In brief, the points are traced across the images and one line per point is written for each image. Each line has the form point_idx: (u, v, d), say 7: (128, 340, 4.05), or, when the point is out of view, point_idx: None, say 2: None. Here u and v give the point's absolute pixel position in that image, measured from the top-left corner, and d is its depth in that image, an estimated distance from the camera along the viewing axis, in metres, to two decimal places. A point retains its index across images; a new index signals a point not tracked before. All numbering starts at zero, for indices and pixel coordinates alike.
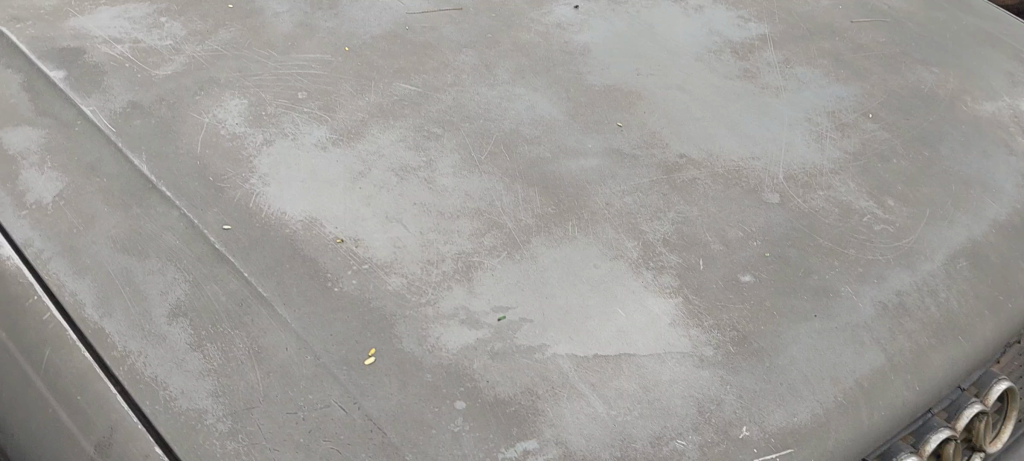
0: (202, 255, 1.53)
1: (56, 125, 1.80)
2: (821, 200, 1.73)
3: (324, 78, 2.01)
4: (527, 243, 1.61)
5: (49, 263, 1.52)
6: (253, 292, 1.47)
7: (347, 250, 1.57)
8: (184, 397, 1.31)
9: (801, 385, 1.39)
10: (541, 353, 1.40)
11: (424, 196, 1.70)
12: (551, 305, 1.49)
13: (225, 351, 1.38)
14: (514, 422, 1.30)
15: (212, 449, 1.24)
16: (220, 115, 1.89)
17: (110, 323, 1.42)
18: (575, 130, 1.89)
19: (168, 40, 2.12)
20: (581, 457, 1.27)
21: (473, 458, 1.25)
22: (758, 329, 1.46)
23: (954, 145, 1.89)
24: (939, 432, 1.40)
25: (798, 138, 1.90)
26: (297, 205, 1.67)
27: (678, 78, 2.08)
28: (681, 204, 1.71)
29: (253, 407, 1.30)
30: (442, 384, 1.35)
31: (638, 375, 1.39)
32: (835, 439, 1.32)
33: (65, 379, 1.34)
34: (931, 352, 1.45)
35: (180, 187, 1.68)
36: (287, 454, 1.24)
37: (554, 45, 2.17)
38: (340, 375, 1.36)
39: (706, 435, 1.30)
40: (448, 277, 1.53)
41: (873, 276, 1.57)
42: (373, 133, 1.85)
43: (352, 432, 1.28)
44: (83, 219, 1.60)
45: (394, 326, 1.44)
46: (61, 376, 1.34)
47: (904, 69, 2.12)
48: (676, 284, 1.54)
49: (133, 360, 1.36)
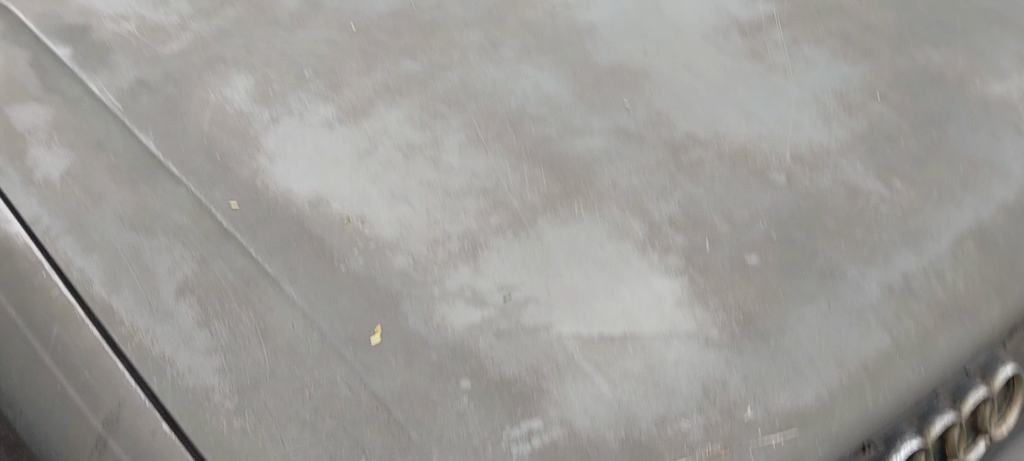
0: (209, 233, 1.53)
1: (63, 103, 1.80)
2: (829, 181, 1.71)
3: (330, 56, 2.01)
4: (533, 222, 1.61)
5: (58, 241, 1.53)
6: (259, 270, 1.47)
7: (353, 229, 1.57)
8: (191, 373, 1.34)
9: (806, 367, 1.39)
10: (546, 334, 1.41)
11: (430, 175, 1.70)
12: (557, 286, 1.49)
13: (232, 328, 1.39)
14: (519, 402, 1.31)
15: (219, 425, 1.28)
16: (227, 92, 1.88)
17: (118, 300, 1.44)
18: (581, 109, 1.89)
19: (173, 16, 2.11)
20: (585, 437, 1.29)
21: (478, 437, 1.27)
22: (764, 311, 1.46)
23: (961, 126, 1.88)
24: (940, 415, 1.46)
25: (805, 118, 1.89)
26: (304, 183, 1.67)
27: (686, 56, 2.07)
28: (687, 183, 1.69)
29: (259, 384, 1.33)
30: (447, 363, 1.36)
31: (642, 355, 1.40)
32: (835, 421, 1.34)
33: (78, 361, 1.40)
34: (935, 334, 1.46)
35: (187, 164, 1.67)
36: (293, 431, 1.28)
37: (560, 24, 2.16)
38: (347, 354, 1.37)
39: (709, 416, 1.32)
40: (454, 256, 1.52)
41: (880, 257, 1.55)
42: (379, 111, 1.85)
43: (358, 408, 1.31)
44: (90, 195, 1.61)
45: (399, 304, 1.44)
46: (75, 358, 1.40)
47: (912, 48, 2.11)
48: (682, 265, 1.53)
49: (141, 337, 1.39)
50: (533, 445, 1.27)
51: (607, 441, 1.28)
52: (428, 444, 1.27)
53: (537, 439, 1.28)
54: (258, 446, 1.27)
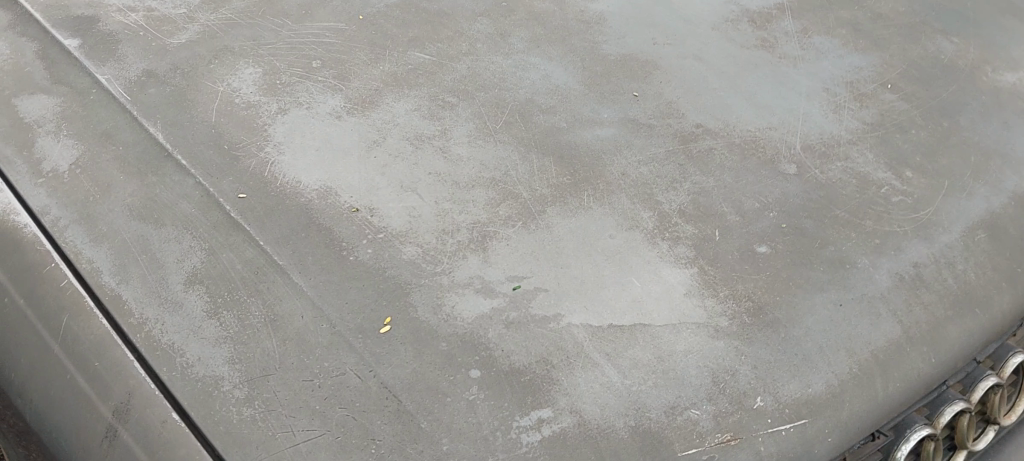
0: (219, 225, 1.57)
1: (71, 93, 1.82)
2: (838, 171, 1.72)
3: (339, 46, 2.01)
4: (542, 213, 1.62)
5: (65, 229, 1.56)
6: (270, 261, 1.52)
7: (362, 220, 1.60)
8: (201, 363, 1.36)
9: (816, 357, 1.41)
10: (555, 324, 1.44)
11: (439, 165, 1.72)
12: (564, 275, 1.52)
13: (240, 318, 1.43)
14: (529, 391, 1.34)
15: (229, 415, 1.29)
16: (234, 83, 1.89)
17: (126, 290, 1.46)
18: (589, 99, 1.89)
19: (181, 8, 2.11)
20: (596, 427, 1.30)
21: (486, 425, 1.30)
22: (774, 299, 1.48)
23: (974, 116, 1.87)
24: (955, 404, 1.32)
25: (815, 108, 1.88)
26: (312, 174, 1.69)
27: (695, 46, 2.07)
28: (697, 175, 1.71)
29: (269, 375, 1.35)
30: (455, 353, 1.39)
31: (653, 345, 1.42)
32: (850, 409, 1.34)
33: (82, 344, 1.37)
34: (947, 325, 1.46)
35: (196, 156, 1.70)
36: (302, 420, 1.30)
37: (569, 14, 2.16)
38: (355, 343, 1.40)
39: (721, 405, 1.33)
40: (464, 246, 1.56)
41: (890, 248, 1.58)
42: (387, 102, 1.86)
43: (367, 397, 1.33)
44: (100, 186, 1.63)
45: (408, 294, 1.47)
46: (79, 340, 1.38)
47: (924, 39, 2.10)
48: (691, 254, 1.55)
49: (151, 328, 1.41)
50: (543, 434, 1.29)
51: (619, 431, 1.30)
52: (433, 431, 1.29)
53: (548, 429, 1.30)
54: (270, 436, 1.27)
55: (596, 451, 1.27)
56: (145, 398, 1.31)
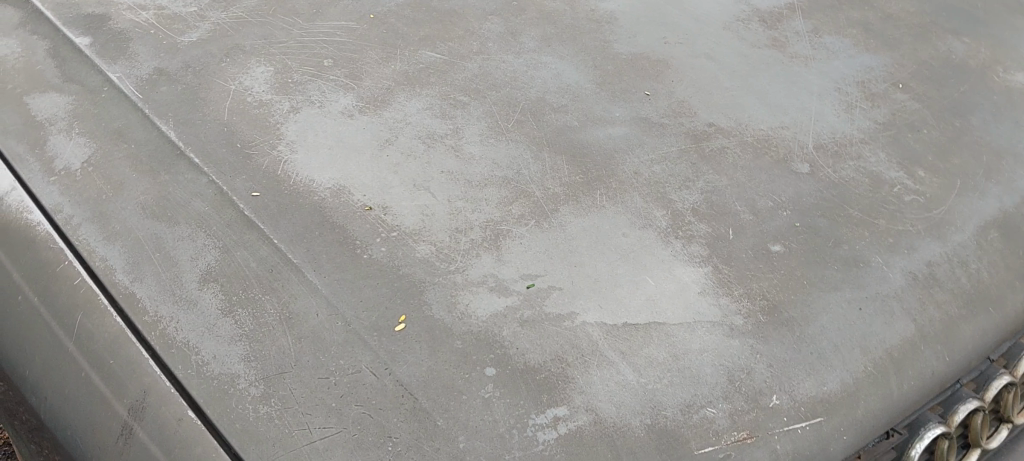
0: (234, 221, 1.42)
1: (84, 91, 1.69)
2: (850, 170, 1.66)
3: (350, 46, 1.94)
4: (555, 212, 1.51)
5: (81, 227, 1.39)
6: (284, 258, 1.36)
7: (376, 219, 1.47)
8: (216, 361, 1.19)
9: (829, 353, 1.29)
10: (570, 322, 1.29)
11: (452, 164, 1.60)
12: (580, 275, 1.38)
13: (257, 316, 1.26)
14: (544, 390, 1.19)
15: (245, 412, 1.12)
16: (247, 82, 1.80)
17: (143, 288, 1.29)
18: (602, 98, 1.82)
19: (194, 7, 2.06)
20: (614, 424, 1.15)
21: (506, 425, 1.14)
22: (786, 299, 1.37)
23: (985, 116, 1.85)
24: (969, 402, 1.31)
25: (828, 107, 1.85)
26: (326, 173, 1.56)
27: (705, 47, 2.03)
28: (711, 174, 1.63)
29: (284, 373, 1.18)
30: (473, 350, 1.24)
31: (668, 344, 1.28)
32: (864, 408, 1.22)
33: (97, 345, 1.20)
34: (960, 323, 1.36)
35: (210, 153, 1.57)
36: (319, 418, 1.12)
37: (580, 13, 2.14)
38: (371, 341, 1.24)
39: (735, 404, 1.20)
40: (477, 244, 1.42)
41: (904, 246, 1.49)
42: (399, 101, 1.77)
43: (383, 397, 1.16)
44: (112, 184, 1.49)
45: (422, 293, 1.32)
46: (93, 340, 1.20)
47: (935, 39, 2.09)
48: (705, 255, 1.44)
49: (167, 325, 1.24)
50: (558, 433, 1.13)
51: (635, 429, 1.15)
52: (455, 432, 1.12)
53: (563, 427, 1.14)
54: (286, 434, 1.10)
55: (612, 449, 1.12)
56: (163, 395, 1.13)
